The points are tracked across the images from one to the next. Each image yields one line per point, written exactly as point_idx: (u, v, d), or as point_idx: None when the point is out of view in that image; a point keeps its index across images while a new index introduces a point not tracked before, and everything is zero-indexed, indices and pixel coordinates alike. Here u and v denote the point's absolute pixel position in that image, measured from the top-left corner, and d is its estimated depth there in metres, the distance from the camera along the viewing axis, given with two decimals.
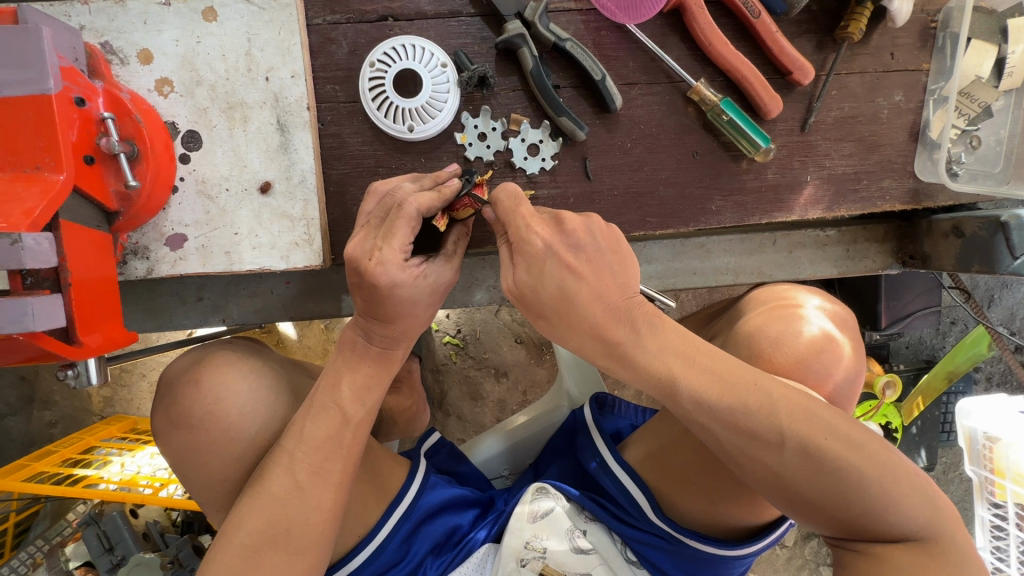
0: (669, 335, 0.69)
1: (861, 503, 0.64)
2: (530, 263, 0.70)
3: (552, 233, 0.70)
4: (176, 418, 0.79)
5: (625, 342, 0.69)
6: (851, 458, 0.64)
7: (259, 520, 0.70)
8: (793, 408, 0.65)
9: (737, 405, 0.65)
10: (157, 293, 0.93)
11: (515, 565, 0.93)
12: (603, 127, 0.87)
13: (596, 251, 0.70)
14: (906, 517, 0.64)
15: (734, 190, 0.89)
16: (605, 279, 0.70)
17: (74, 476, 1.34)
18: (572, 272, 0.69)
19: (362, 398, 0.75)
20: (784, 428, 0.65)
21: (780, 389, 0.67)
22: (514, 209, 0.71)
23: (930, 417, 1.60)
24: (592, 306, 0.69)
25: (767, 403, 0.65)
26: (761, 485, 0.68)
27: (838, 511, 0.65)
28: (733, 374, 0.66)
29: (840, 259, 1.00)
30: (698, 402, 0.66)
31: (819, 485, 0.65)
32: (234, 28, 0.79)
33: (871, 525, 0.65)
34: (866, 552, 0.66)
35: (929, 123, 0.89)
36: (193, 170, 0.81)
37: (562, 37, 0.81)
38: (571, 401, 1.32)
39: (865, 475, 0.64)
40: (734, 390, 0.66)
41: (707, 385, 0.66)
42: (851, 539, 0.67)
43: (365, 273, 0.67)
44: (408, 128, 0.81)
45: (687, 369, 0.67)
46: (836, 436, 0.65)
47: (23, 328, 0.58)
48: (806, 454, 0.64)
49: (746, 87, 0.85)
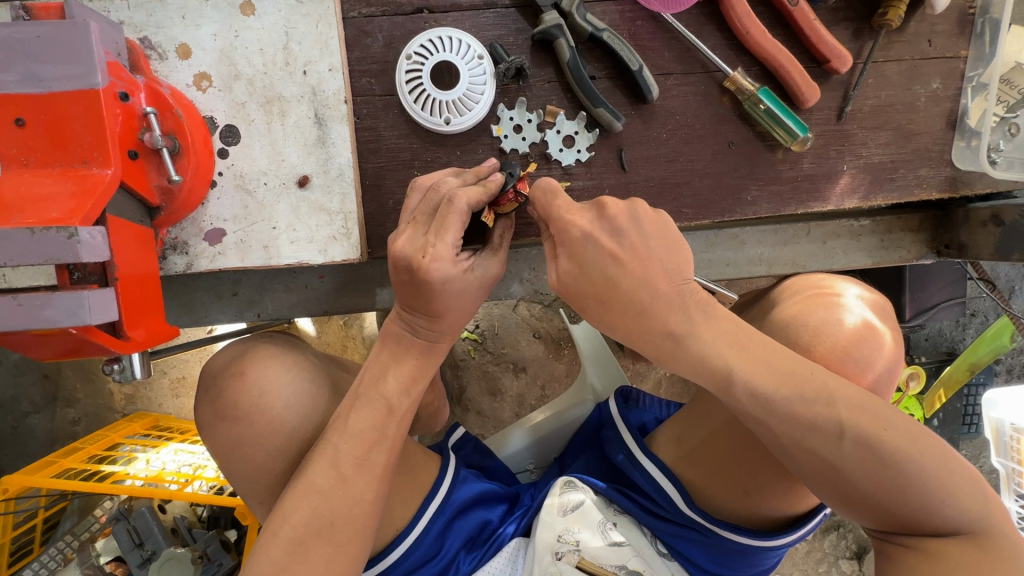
0: (721, 323, 0.70)
1: (920, 496, 0.65)
2: (572, 252, 0.71)
3: (592, 221, 0.72)
4: (223, 410, 0.80)
5: (678, 331, 0.69)
6: (909, 449, 0.65)
7: (305, 514, 0.70)
8: (852, 403, 0.66)
9: (794, 396, 0.66)
10: (193, 288, 0.93)
11: (551, 559, 0.93)
12: (638, 118, 0.86)
13: (639, 236, 0.71)
14: (959, 511, 0.65)
15: (770, 180, 0.89)
16: (651, 264, 0.71)
17: (101, 472, 1.35)
18: (614, 258, 0.70)
19: (406, 389, 0.75)
20: (843, 420, 0.65)
21: (837, 380, 0.68)
22: (551, 201, 0.72)
23: (952, 409, 1.60)
24: (661, 279, 0.71)
25: (825, 396, 0.66)
26: (813, 478, 0.68)
27: (891, 504, 0.66)
28: (790, 367, 0.68)
29: (874, 249, 1.00)
30: (754, 393, 0.67)
31: (879, 478, 0.65)
32: (272, 23, 0.79)
33: (923, 519, 0.66)
34: (916, 547, 0.66)
35: (967, 111, 0.88)
36: (231, 165, 0.81)
37: (599, 27, 0.81)
38: (596, 394, 1.32)
39: (926, 469, 0.64)
40: (792, 381, 0.67)
41: (762, 377, 0.67)
42: (900, 533, 0.68)
43: (417, 268, 0.67)
44: (445, 120, 0.81)
45: (743, 359, 0.68)
46: (895, 427, 0.66)
47: (78, 321, 0.58)
48: (866, 446, 0.65)
49: (783, 76, 0.84)
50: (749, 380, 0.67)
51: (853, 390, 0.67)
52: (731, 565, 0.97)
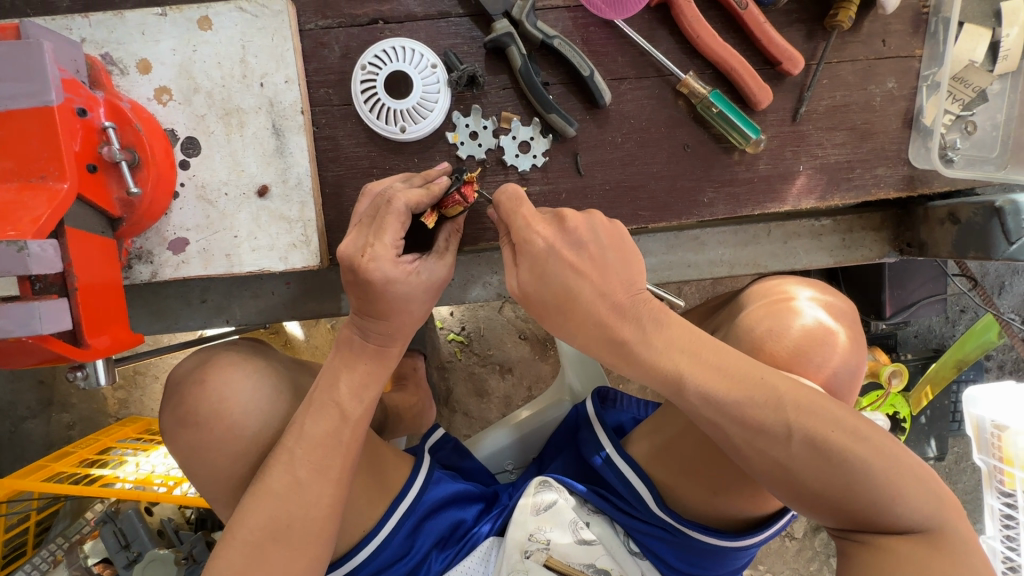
0: (672, 330, 0.70)
1: (868, 495, 0.65)
2: (533, 264, 0.72)
3: (554, 233, 0.72)
4: (184, 417, 0.82)
5: (630, 339, 0.70)
6: (858, 448, 0.65)
7: (261, 517, 0.72)
8: (799, 404, 0.66)
9: (743, 398, 0.66)
10: (164, 295, 0.96)
11: (519, 557, 0.94)
12: (593, 122, 0.87)
13: (598, 248, 0.72)
14: (911, 509, 0.65)
15: (726, 181, 0.89)
16: (609, 272, 0.72)
17: (91, 476, 1.38)
18: (575, 270, 0.71)
19: (360, 394, 0.77)
20: (791, 419, 0.65)
21: (787, 383, 0.67)
22: (517, 210, 0.73)
23: (939, 407, 1.58)
24: (618, 288, 0.72)
25: (773, 399, 0.66)
26: (765, 477, 0.68)
27: (842, 503, 0.66)
28: (740, 368, 0.68)
29: (837, 248, 1.00)
30: (705, 397, 0.67)
31: (827, 477, 0.65)
32: (229, 36, 0.81)
33: (876, 517, 0.66)
34: (871, 543, 0.66)
35: (922, 110, 0.88)
36: (193, 176, 0.83)
37: (550, 34, 0.82)
38: (574, 395, 1.33)
39: (874, 468, 0.65)
40: (741, 385, 0.67)
41: (709, 379, 0.67)
42: (856, 531, 0.68)
43: (360, 269, 0.70)
44: (400, 128, 0.83)
45: (693, 365, 0.68)
46: (843, 427, 0.66)
47: (30, 331, 0.60)
48: (813, 446, 0.65)
49: (735, 78, 0.85)
50: (699, 385, 0.67)
51: (801, 389, 0.67)
52: (700, 564, 0.98)
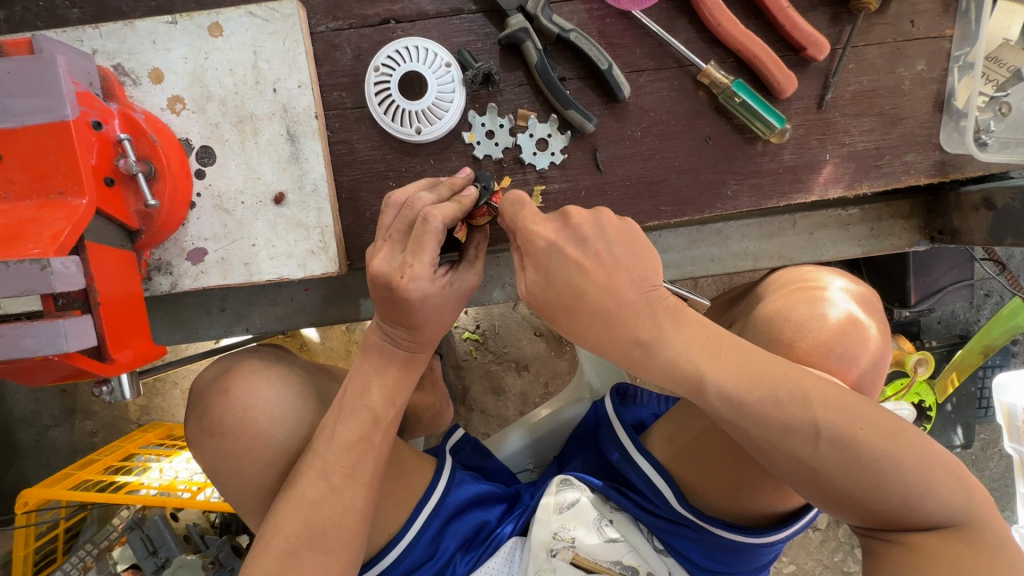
0: (692, 329, 0.68)
1: (899, 494, 0.63)
2: (538, 263, 0.72)
3: (556, 230, 0.72)
4: (210, 427, 0.82)
5: (648, 339, 0.68)
6: (886, 445, 0.62)
7: (295, 524, 0.72)
8: (827, 402, 0.64)
9: (767, 399, 0.64)
10: (183, 305, 0.96)
11: (546, 556, 0.92)
12: (611, 117, 0.85)
13: (603, 245, 0.71)
14: (940, 506, 0.63)
15: (750, 173, 0.87)
16: (617, 272, 0.71)
17: (117, 483, 1.39)
18: (579, 268, 0.70)
19: (391, 398, 0.77)
20: (818, 419, 0.63)
21: (810, 379, 0.65)
22: (518, 212, 0.73)
23: (966, 394, 1.55)
24: (627, 287, 0.70)
25: (799, 396, 0.64)
26: (792, 477, 0.66)
27: (874, 503, 0.63)
28: (757, 366, 0.65)
29: (864, 238, 0.98)
30: (727, 398, 0.65)
31: (855, 478, 0.63)
32: (240, 42, 0.80)
33: (905, 516, 0.64)
34: (900, 541, 0.64)
35: (954, 92, 0.85)
36: (209, 185, 0.82)
37: (566, 28, 0.80)
38: (593, 392, 1.32)
39: (902, 464, 0.62)
40: (761, 385, 0.64)
41: (733, 379, 0.65)
42: (884, 529, 0.66)
43: (397, 288, 0.69)
44: (416, 130, 0.82)
45: (714, 363, 0.66)
46: (870, 424, 0.63)
47: (56, 349, 0.60)
48: (840, 446, 0.62)
49: (758, 67, 0.82)
50: (720, 383, 0.65)
51: (826, 385, 0.65)
52: (725, 561, 0.96)
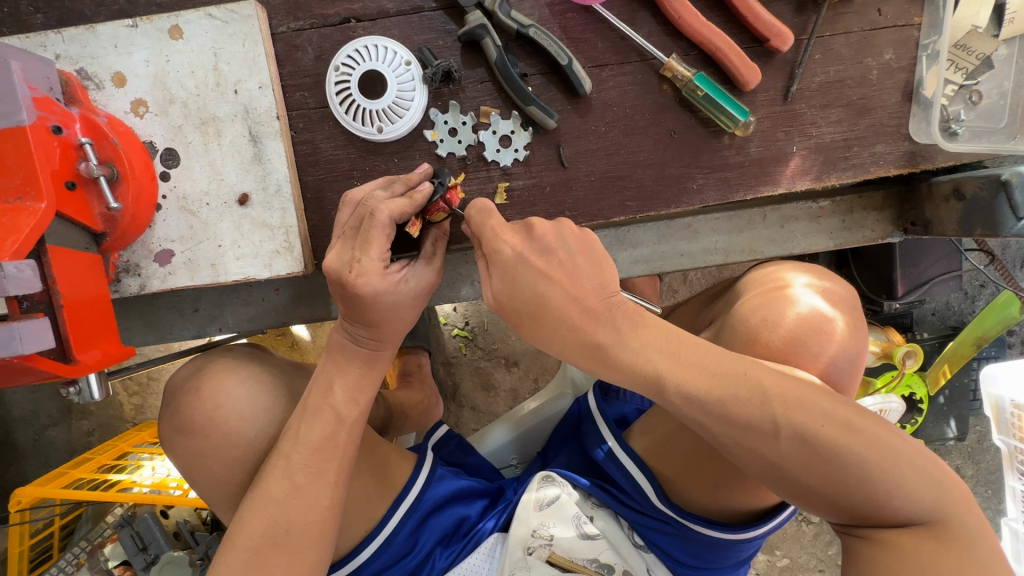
0: (649, 330, 0.68)
1: (868, 490, 0.62)
2: (503, 273, 0.70)
3: (522, 241, 0.71)
4: (181, 426, 0.83)
5: (606, 343, 0.68)
6: (852, 442, 0.62)
7: (261, 524, 0.72)
8: (789, 397, 0.63)
9: (728, 397, 0.63)
10: (157, 307, 0.97)
11: (522, 553, 0.92)
12: (575, 112, 0.85)
13: (567, 254, 0.70)
14: (911, 503, 0.62)
15: (716, 166, 0.86)
16: (580, 278, 0.70)
17: (109, 481, 1.41)
18: (544, 277, 0.69)
19: (354, 397, 0.77)
20: (778, 416, 0.62)
21: (771, 376, 0.64)
22: (484, 220, 0.72)
23: (958, 385, 1.53)
24: (590, 294, 0.70)
25: (758, 394, 0.63)
26: (761, 475, 0.65)
27: (843, 499, 0.63)
28: (719, 365, 0.65)
29: (836, 230, 0.97)
30: (686, 396, 0.64)
31: (822, 475, 0.62)
32: (200, 45, 0.81)
33: (876, 513, 0.63)
34: (872, 539, 0.64)
35: (922, 81, 0.84)
36: (174, 187, 0.83)
37: (524, 23, 0.79)
38: (575, 387, 1.32)
39: (869, 462, 0.61)
40: (723, 383, 0.64)
41: (692, 379, 0.64)
42: (857, 526, 0.65)
43: (347, 284, 0.70)
44: (377, 129, 0.82)
45: (671, 363, 0.66)
46: (835, 421, 0.63)
47: (12, 351, 0.61)
48: (803, 442, 0.62)
49: (721, 59, 0.81)
50: (678, 383, 0.64)
51: (786, 381, 0.64)
52: (706, 558, 0.96)
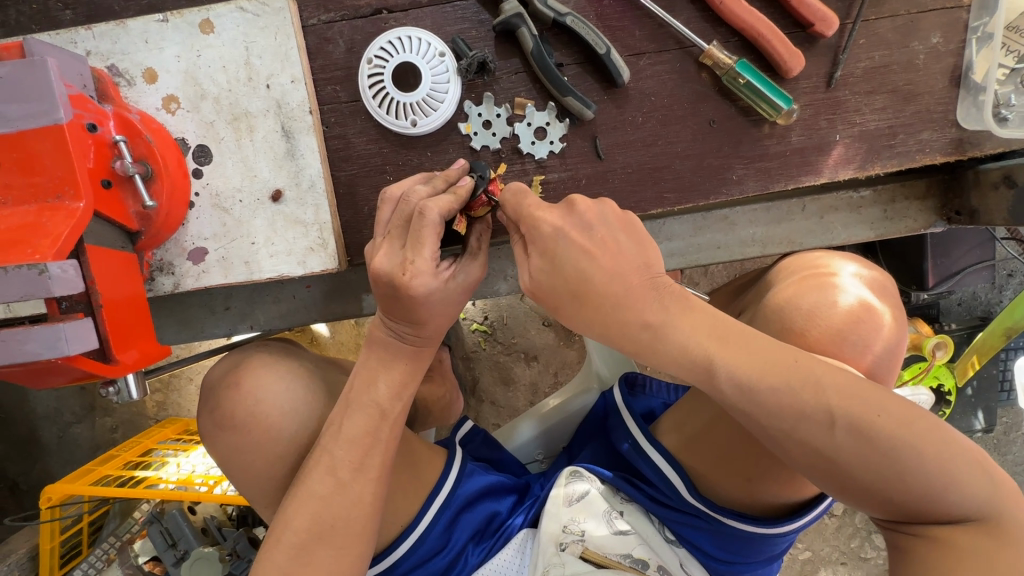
0: (699, 316, 0.66)
1: (921, 485, 0.59)
2: (544, 249, 0.69)
3: (561, 217, 0.70)
4: (220, 422, 0.83)
5: (654, 323, 0.66)
6: (908, 436, 0.59)
7: (305, 520, 0.72)
8: (840, 388, 0.60)
9: (781, 385, 0.61)
10: (188, 305, 0.97)
11: (555, 550, 0.91)
12: (611, 102, 0.83)
13: (607, 231, 0.69)
14: (964, 498, 0.59)
15: (756, 157, 0.84)
16: (623, 259, 0.69)
17: (136, 478, 1.41)
18: (585, 253, 0.68)
19: (396, 393, 0.76)
20: (833, 406, 0.60)
21: (826, 368, 0.62)
22: (521, 200, 0.71)
23: (987, 376, 1.51)
24: (633, 273, 0.68)
25: (812, 383, 0.61)
26: (809, 469, 0.63)
27: (896, 494, 0.60)
28: (774, 355, 0.62)
29: (877, 220, 0.95)
30: (738, 385, 0.62)
31: (875, 470, 0.59)
32: (231, 39, 0.80)
33: (928, 509, 0.60)
34: (925, 535, 0.61)
35: (972, 65, 0.81)
36: (206, 185, 0.82)
37: (561, 12, 0.78)
38: (602, 381, 1.31)
39: (925, 455, 0.59)
40: (778, 370, 0.61)
41: (748, 366, 0.62)
42: (907, 522, 0.62)
43: (400, 286, 0.68)
44: (411, 122, 0.81)
45: (724, 348, 0.63)
46: (890, 414, 0.60)
47: (57, 353, 0.60)
48: (859, 435, 0.59)
49: (764, 46, 0.79)
50: (731, 368, 0.62)
51: (840, 372, 0.62)
52: (738, 552, 0.94)
